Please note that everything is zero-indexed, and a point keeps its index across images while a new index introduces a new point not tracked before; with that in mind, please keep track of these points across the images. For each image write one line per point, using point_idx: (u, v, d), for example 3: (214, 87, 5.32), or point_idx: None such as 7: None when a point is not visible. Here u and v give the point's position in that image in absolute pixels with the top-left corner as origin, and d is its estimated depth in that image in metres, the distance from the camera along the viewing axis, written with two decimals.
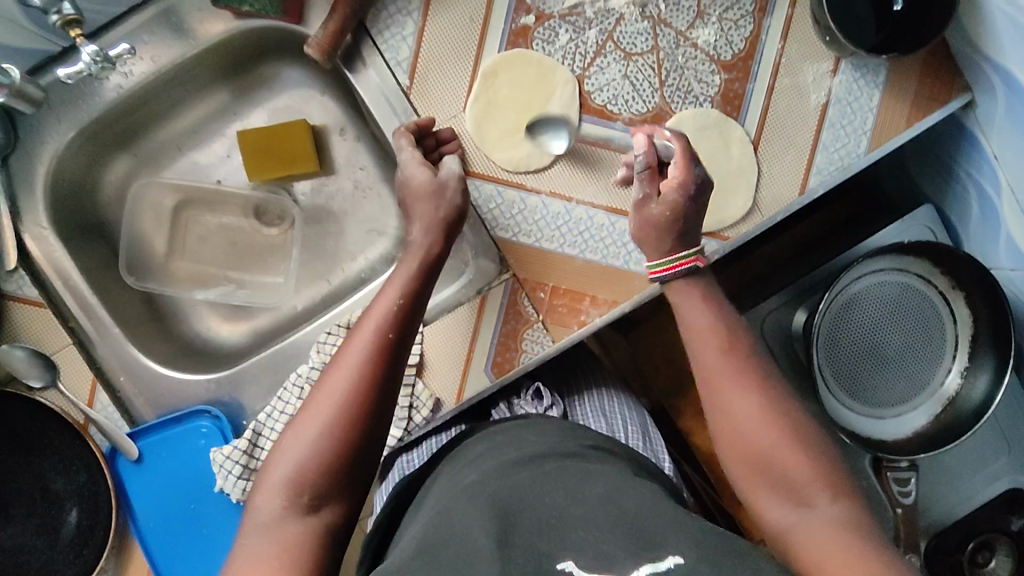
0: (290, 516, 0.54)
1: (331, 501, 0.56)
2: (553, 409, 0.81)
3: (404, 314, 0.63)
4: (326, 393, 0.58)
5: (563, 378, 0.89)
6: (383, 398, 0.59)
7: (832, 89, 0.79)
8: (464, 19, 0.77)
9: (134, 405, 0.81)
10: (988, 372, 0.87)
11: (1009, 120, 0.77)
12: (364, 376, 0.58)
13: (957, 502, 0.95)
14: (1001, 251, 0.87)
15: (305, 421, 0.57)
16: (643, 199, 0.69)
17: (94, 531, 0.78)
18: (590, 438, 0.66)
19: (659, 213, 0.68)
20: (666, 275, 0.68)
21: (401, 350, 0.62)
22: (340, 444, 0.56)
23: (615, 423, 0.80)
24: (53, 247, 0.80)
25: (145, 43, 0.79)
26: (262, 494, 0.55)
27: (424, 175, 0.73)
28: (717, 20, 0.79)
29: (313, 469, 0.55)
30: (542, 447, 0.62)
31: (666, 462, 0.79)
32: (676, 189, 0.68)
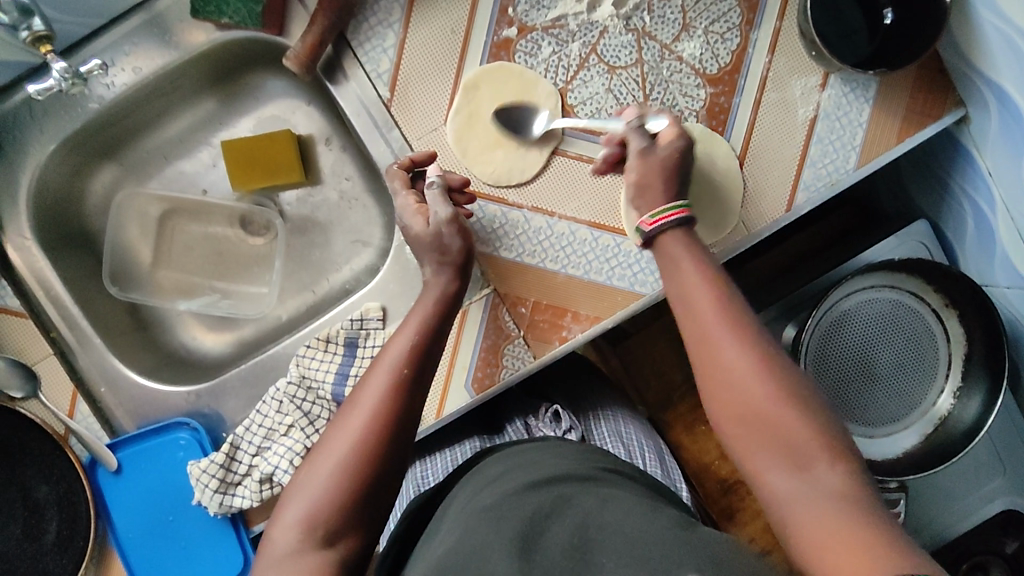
0: (306, 549, 0.53)
1: (346, 536, 0.55)
2: (571, 433, 0.81)
3: (422, 348, 0.63)
4: (342, 430, 0.57)
5: (575, 398, 0.91)
6: (400, 432, 0.58)
7: (820, 104, 0.78)
8: (446, 32, 0.77)
9: (115, 415, 0.81)
10: (981, 394, 0.85)
11: (1002, 136, 0.75)
12: (381, 413, 0.58)
13: (949, 522, 0.93)
14: (997, 269, 0.84)
15: (319, 459, 0.57)
16: (646, 148, 0.69)
17: (72, 540, 0.78)
18: (579, 456, 0.64)
19: (664, 159, 0.68)
20: (665, 223, 0.65)
21: (418, 385, 0.61)
22: (357, 480, 0.56)
23: (634, 450, 0.82)
24: (35, 257, 0.80)
25: (127, 54, 0.80)
26: (278, 528, 0.55)
27: (421, 225, 0.69)
28: (703, 33, 0.77)
29: (328, 507, 0.55)
30: (561, 469, 0.59)
31: (681, 490, 0.83)
32: (677, 137, 0.69)
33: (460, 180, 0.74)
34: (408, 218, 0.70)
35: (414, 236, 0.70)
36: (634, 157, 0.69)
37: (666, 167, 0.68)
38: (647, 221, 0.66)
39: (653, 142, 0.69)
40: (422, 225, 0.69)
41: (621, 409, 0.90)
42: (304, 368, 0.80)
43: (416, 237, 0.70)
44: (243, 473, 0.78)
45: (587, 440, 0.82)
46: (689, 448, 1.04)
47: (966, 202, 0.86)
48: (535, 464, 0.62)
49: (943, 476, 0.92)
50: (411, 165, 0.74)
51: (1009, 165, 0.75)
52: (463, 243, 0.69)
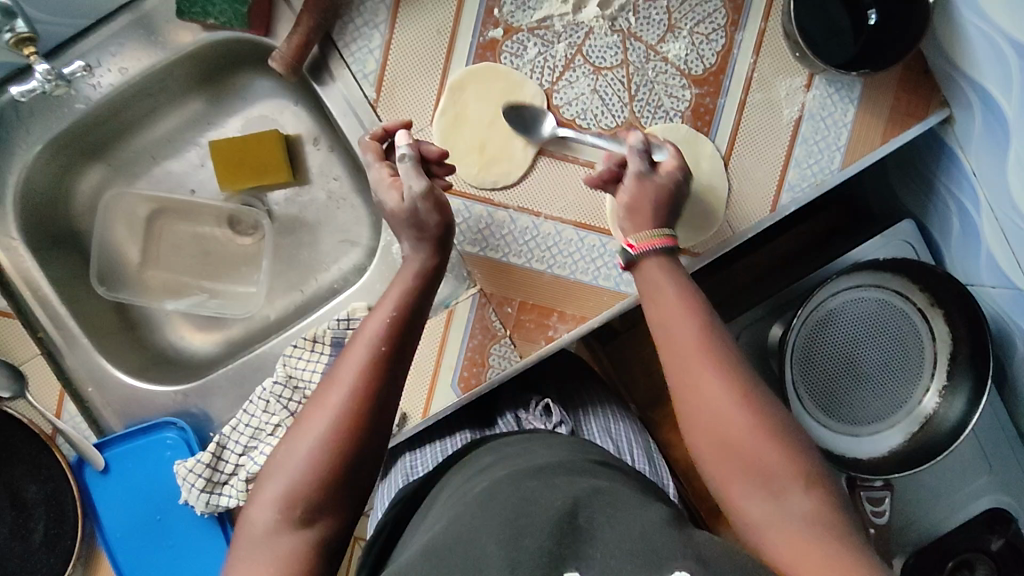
0: (283, 528, 0.54)
1: (324, 515, 0.56)
2: (561, 426, 0.83)
3: (399, 326, 0.63)
4: (319, 409, 0.58)
5: (567, 395, 0.91)
6: (378, 411, 0.59)
7: (805, 104, 0.78)
8: (431, 33, 0.77)
9: (102, 415, 0.81)
10: (966, 393, 0.85)
11: (986, 136, 0.75)
12: (358, 392, 0.58)
13: (936, 520, 0.93)
14: (982, 269, 0.85)
15: (298, 436, 0.57)
16: (644, 173, 0.69)
17: (60, 539, 0.79)
18: (560, 451, 0.65)
19: (660, 187, 0.69)
20: (651, 249, 0.66)
21: (395, 362, 0.61)
22: (334, 459, 0.56)
23: (623, 445, 0.83)
24: (22, 258, 0.80)
25: (114, 54, 0.80)
26: (256, 507, 0.56)
27: (395, 200, 0.67)
28: (688, 34, 0.78)
29: (306, 485, 0.55)
30: (550, 460, 0.60)
31: (667, 486, 0.83)
32: (677, 168, 0.70)
33: (437, 151, 0.72)
34: (383, 193, 0.68)
35: (390, 212, 0.69)
36: (632, 179, 0.69)
37: (659, 194, 0.68)
38: (633, 242, 0.67)
39: (652, 168, 0.70)
40: (396, 199, 0.67)
41: (611, 406, 0.91)
42: (290, 368, 0.80)
43: (392, 213, 0.68)
44: (229, 472, 0.78)
45: (576, 435, 0.84)
46: (678, 446, 1.05)
47: (951, 202, 0.86)
48: (520, 459, 0.63)
49: (929, 474, 0.93)
50: (385, 136, 0.72)
51: (992, 166, 0.76)
52: (440, 218, 0.67)
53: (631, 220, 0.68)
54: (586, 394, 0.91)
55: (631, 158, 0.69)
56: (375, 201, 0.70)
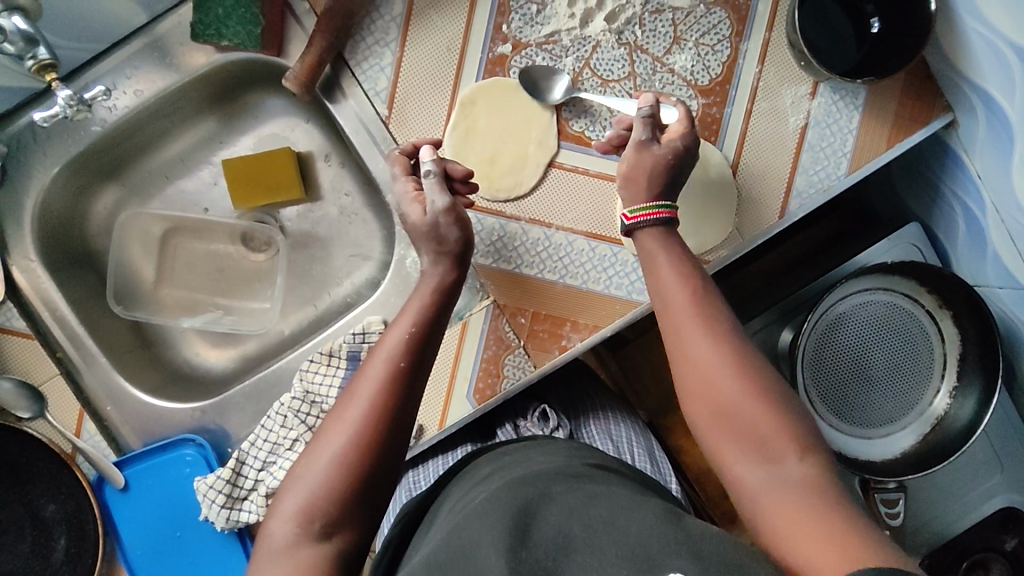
0: (303, 542, 0.54)
1: (342, 528, 0.56)
2: (559, 431, 0.84)
3: (418, 340, 0.63)
4: (338, 423, 0.58)
5: (569, 403, 0.91)
6: (396, 426, 0.59)
7: (810, 112, 0.79)
8: (441, 50, 0.78)
9: (121, 433, 0.82)
10: (977, 394, 0.86)
11: (989, 140, 0.76)
12: (376, 406, 0.59)
13: (952, 519, 0.93)
14: (989, 270, 0.86)
15: (317, 449, 0.58)
16: (647, 142, 0.69)
17: (81, 558, 0.79)
18: (575, 454, 0.66)
19: (660, 157, 0.69)
20: (645, 221, 0.67)
21: (413, 377, 0.61)
22: (353, 471, 0.57)
23: (623, 446, 0.84)
24: (40, 279, 0.81)
25: (128, 77, 0.81)
26: (274, 520, 0.56)
27: (418, 213, 0.70)
28: (694, 45, 0.79)
29: (325, 498, 0.56)
30: (547, 466, 0.61)
31: (672, 484, 0.83)
32: (683, 137, 0.70)
33: (462, 171, 0.73)
34: (406, 207, 0.71)
35: (412, 224, 0.71)
36: (632, 149, 0.70)
37: (658, 165, 0.69)
38: (629, 214, 0.68)
39: (654, 138, 0.70)
40: (419, 213, 0.70)
41: (617, 410, 0.92)
42: (308, 383, 0.81)
43: (414, 225, 0.70)
44: (249, 487, 0.79)
45: (576, 438, 0.85)
46: (690, 452, 1.05)
47: (957, 204, 0.87)
48: (530, 463, 0.63)
49: (942, 474, 0.94)
50: (413, 151, 0.75)
51: (997, 167, 0.77)
52: (460, 232, 0.70)
53: (629, 193, 0.69)
54: (588, 400, 0.92)
55: (636, 128, 0.70)
56: (398, 214, 0.73)
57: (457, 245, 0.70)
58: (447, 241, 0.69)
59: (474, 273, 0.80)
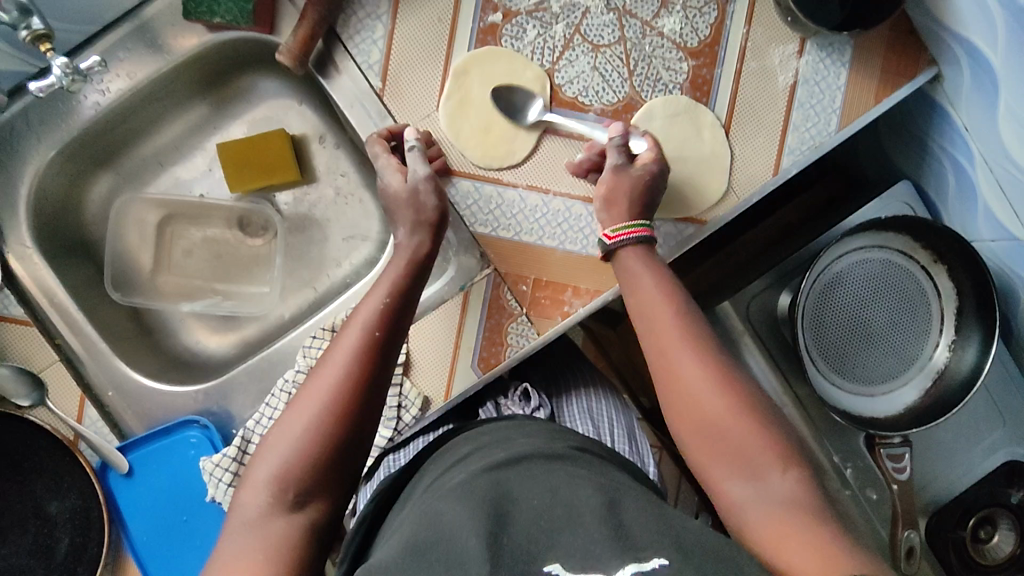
0: (275, 512, 0.54)
1: (315, 498, 0.56)
2: (540, 411, 0.83)
3: (391, 312, 0.64)
4: (311, 392, 0.58)
5: (550, 378, 0.92)
6: (372, 393, 0.59)
7: (798, 70, 0.80)
8: (433, 21, 0.79)
9: (123, 419, 0.81)
10: (976, 343, 0.87)
11: (975, 90, 0.78)
12: (350, 374, 0.59)
13: (956, 478, 0.94)
14: (980, 223, 0.87)
15: (290, 420, 0.57)
16: (621, 165, 0.74)
17: (86, 547, 0.78)
18: (554, 437, 0.66)
19: (637, 178, 0.73)
20: (626, 239, 0.69)
21: (388, 347, 0.62)
22: (327, 439, 0.56)
23: (603, 427, 0.82)
24: (37, 265, 0.81)
25: (121, 60, 0.81)
26: (247, 491, 0.55)
27: (399, 180, 0.74)
28: (682, 8, 0.80)
29: (297, 467, 0.55)
30: (527, 448, 0.62)
31: (650, 467, 0.81)
32: (654, 161, 0.75)
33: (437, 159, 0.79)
34: (388, 176, 0.75)
35: (393, 194, 0.74)
36: (609, 172, 0.74)
37: (636, 184, 0.73)
38: (610, 234, 0.70)
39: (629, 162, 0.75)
40: (400, 181, 0.74)
41: (600, 389, 0.90)
42: (311, 359, 0.80)
43: (394, 193, 0.74)
44: None
45: (556, 420, 0.83)
46: None
47: (946, 160, 0.88)
48: (509, 446, 0.64)
49: (946, 430, 0.94)
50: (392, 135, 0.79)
51: (984, 117, 0.78)
52: (438, 202, 0.73)
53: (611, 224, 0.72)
54: (571, 374, 0.92)
55: (609, 154, 0.75)
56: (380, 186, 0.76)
57: (435, 214, 0.73)
58: (426, 210, 0.73)
59: (454, 266, 0.83)
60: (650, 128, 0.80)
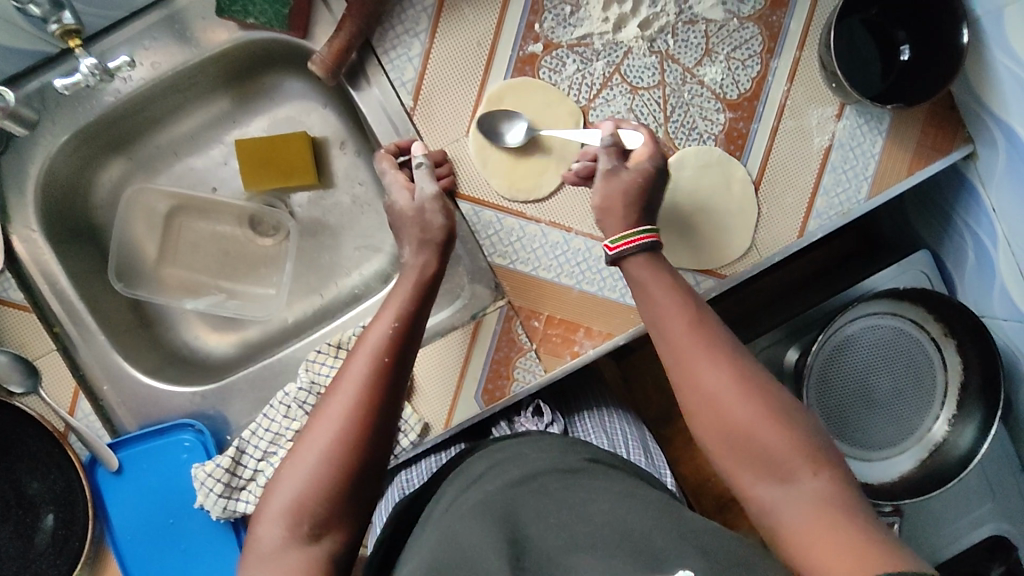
0: (291, 544, 0.54)
1: (332, 529, 0.55)
2: (553, 426, 0.84)
3: (402, 334, 0.62)
4: (322, 423, 0.57)
5: (564, 399, 0.91)
6: (384, 421, 0.58)
7: (835, 134, 0.79)
8: (471, 44, 0.77)
9: (116, 414, 0.80)
10: (975, 422, 0.87)
11: (1008, 173, 0.77)
12: (361, 403, 0.57)
13: (940, 545, 0.95)
14: (995, 301, 0.87)
15: (301, 451, 0.56)
16: (613, 169, 0.67)
17: (69, 540, 0.77)
18: (569, 450, 0.65)
19: (633, 179, 0.66)
20: (629, 248, 0.63)
21: (399, 372, 0.60)
22: (342, 471, 0.55)
23: (616, 440, 0.82)
24: (41, 249, 0.79)
25: (146, 48, 0.78)
26: (262, 523, 0.55)
27: (405, 199, 0.72)
28: (725, 59, 0.79)
29: (311, 502, 0.54)
30: (541, 465, 0.61)
31: (666, 479, 0.82)
32: (651, 158, 0.68)
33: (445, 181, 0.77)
34: (395, 192, 0.73)
35: (398, 211, 0.72)
36: (602, 178, 0.67)
37: (634, 186, 0.66)
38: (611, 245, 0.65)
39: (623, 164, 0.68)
40: (407, 198, 0.72)
41: (612, 405, 0.91)
42: (314, 374, 0.79)
43: (402, 211, 0.71)
44: (248, 477, 0.77)
45: (569, 434, 0.85)
46: (689, 463, 1.03)
47: (968, 235, 0.88)
48: (525, 462, 0.63)
49: (935, 500, 0.95)
50: (399, 150, 0.77)
51: (1013, 201, 0.77)
52: (444, 220, 0.70)
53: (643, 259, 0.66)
54: (589, 396, 0.91)
55: (601, 159, 0.68)
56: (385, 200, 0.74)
57: (442, 233, 0.70)
58: (432, 228, 0.70)
59: (467, 293, 0.82)
60: (681, 177, 0.79)
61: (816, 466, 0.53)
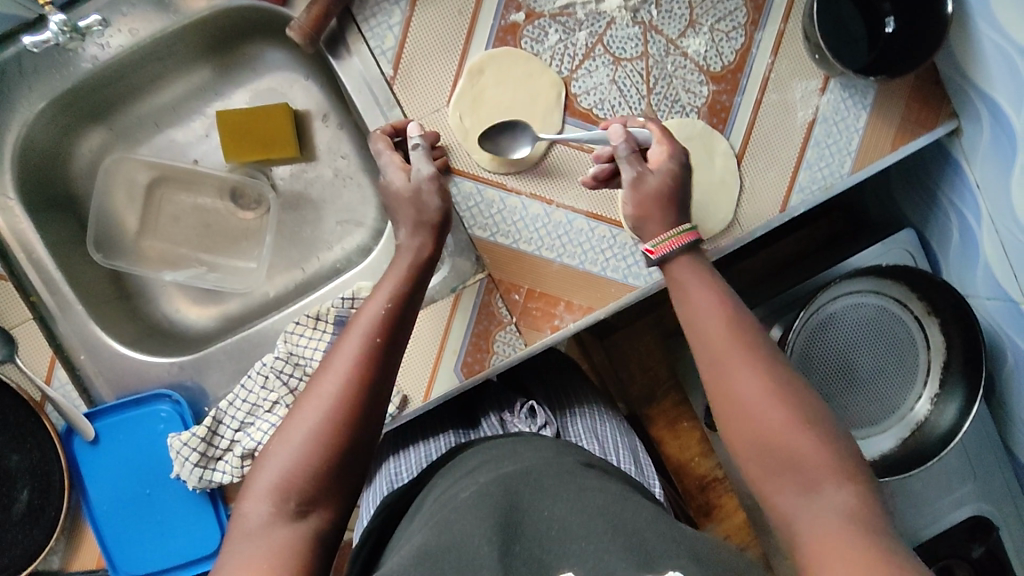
0: (277, 522, 0.53)
1: (320, 506, 0.55)
2: (545, 429, 0.82)
3: (394, 316, 0.62)
4: (313, 400, 0.56)
5: (555, 395, 0.90)
6: (373, 401, 0.58)
7: (819, 107, 0.79)
8: (452, 13, 0.76)
9: (94, 385, 0.79)
10: (958, 401, 0.86)
11: (992, 149, 0.76)
12: (352, 381, 0.57)
13: (921, 526, 0.94)
14: (978, 280, 0.86)
15: (291, 428, 0.56)
16: (637, 177, 0.67)
17: (44, 510, 0.76)
18: (563, 453, 0.64)
19: (659, 183, 0.66)
20: (672, 250, 0.63)
21: (391, 353, 0.60)
22: (331, 448, 0.55)
23: (607, 446, 0.81)
24: (18, 218, 0.78)
25: (124, 15, 0.77)
26: (248, 500, 0.54)
27: (401, 179, 0.71)
28: (709, 30, 0.78)
29: (300, 478, 0.54)
30: (537, 462, 0.59)
31: (655, 488, 0.80)
32: (670, 155, 0.68)
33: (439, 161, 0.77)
34: (391, 173, 0.71)
35: (394, 191, 0.71)
36: (627, 187, 0.67)
37: (662, 190, 0.66)
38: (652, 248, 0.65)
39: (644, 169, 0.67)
40: (403, 179, 0.71)
41: (602, 410, 0.89)
42: (292, 344, 0.78)
43: (395, 191, 0.70)
44: (224, 447, 0.77)
45: (561, 437, 0.82)
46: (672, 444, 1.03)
47: (953, 213, 0.87)
48: (519, 459, 0.61)
49: (915, 479, 0.94)
50: (395, 131, 0.76)
51: (996, 177, 0.77)
52: (441, 204, 0.70)
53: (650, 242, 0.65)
54: (576, 396, 0.90)
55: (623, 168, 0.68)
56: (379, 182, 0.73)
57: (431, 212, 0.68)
58: (428, 210, 0.69)
59: (449, 264, 0.80)
60: None
61: (786, 441, 0.53)
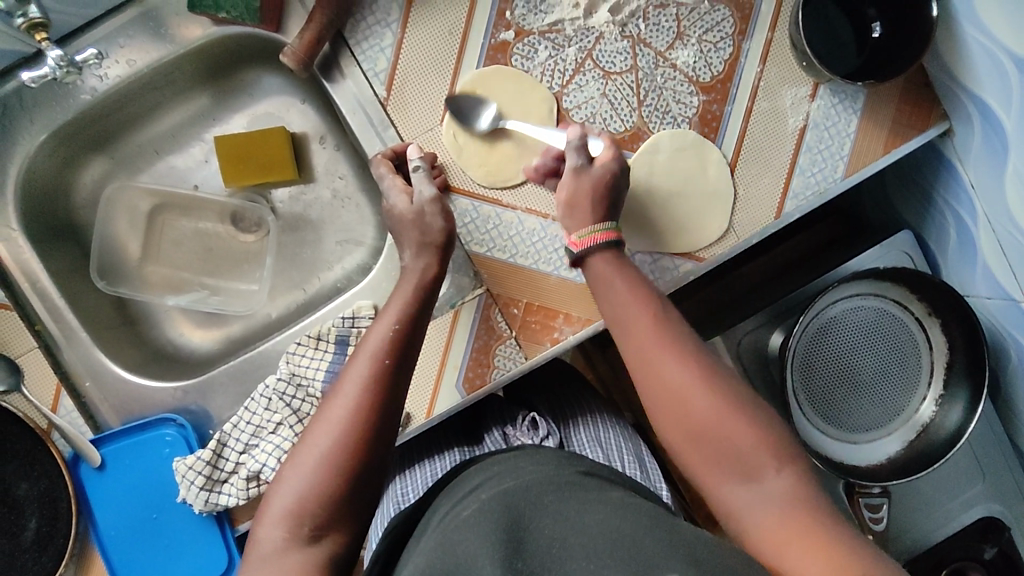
0: (292, 547, 0.53)
1: (333, 530, 0.55)
2: (548, 439, 0.82)
3: (402, 338, 0.62)
4: (324, 425, 0.57)
5: (557, 408, 0.90)
6: (383, 424, 0.58)
7: (809, 114, 0.79)
8: (442, 33, 0.78)
9: (100, 411, 0.79)
10: (963, 402, 0.86)
11: (984, 150, 0.76)
12: (362, 405, 0.57)
13: (932, 528, 0.94)
14: (978, 280, 0.86)
15: (303, 453, 0.56)
16: (580, 168, 0.69)
17: (54, 537, 0.77)
18: (564, 463, 0.64)
19: (597, 179, 0.69)
20: (593, 246, 0.66)
21: (400, 374, 0.60)
22: (343, 472, 0.55)
23: (612, 453, 0.81)
24: (22, 249, 0.79)
25: (121, 46, 0.79)
26: (263, 526, 0.54)
27: (404, 201, 0.71)
28: (697, 42, 0.79)
29: (313, 503, 0.54)
30: (537, 477, 0.58)
31: (662, 492, 0.81)
32: (614, 159, 0.70)
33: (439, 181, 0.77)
34: (393, 196, 0.72)
35: (398, 214, 0.72)
36: (569, 176, 0.69)
37: (597, 188, 0.68)
38: (576, 241, 0.67)
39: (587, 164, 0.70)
40: (406, 202, 0.71)
41: (605, 416, 0.89)
42: (294, 365, 0.79)
43: (400, 214, 0.71)
44: (230, 470, 0.77)
45: (564, 447, 0.82)
46: None
47: (949, 214, 0.88)
48: (520, 473, 0.61)
49: (925, 482, 0.94)
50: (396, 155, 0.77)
51: (990, 177, 0.77)
52: (444, 224, 0.71)
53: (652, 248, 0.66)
54: (579, 405, 0.90)
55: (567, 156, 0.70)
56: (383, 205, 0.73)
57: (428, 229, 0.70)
58: (432, 231, 0.70)
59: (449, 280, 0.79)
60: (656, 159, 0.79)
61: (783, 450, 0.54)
